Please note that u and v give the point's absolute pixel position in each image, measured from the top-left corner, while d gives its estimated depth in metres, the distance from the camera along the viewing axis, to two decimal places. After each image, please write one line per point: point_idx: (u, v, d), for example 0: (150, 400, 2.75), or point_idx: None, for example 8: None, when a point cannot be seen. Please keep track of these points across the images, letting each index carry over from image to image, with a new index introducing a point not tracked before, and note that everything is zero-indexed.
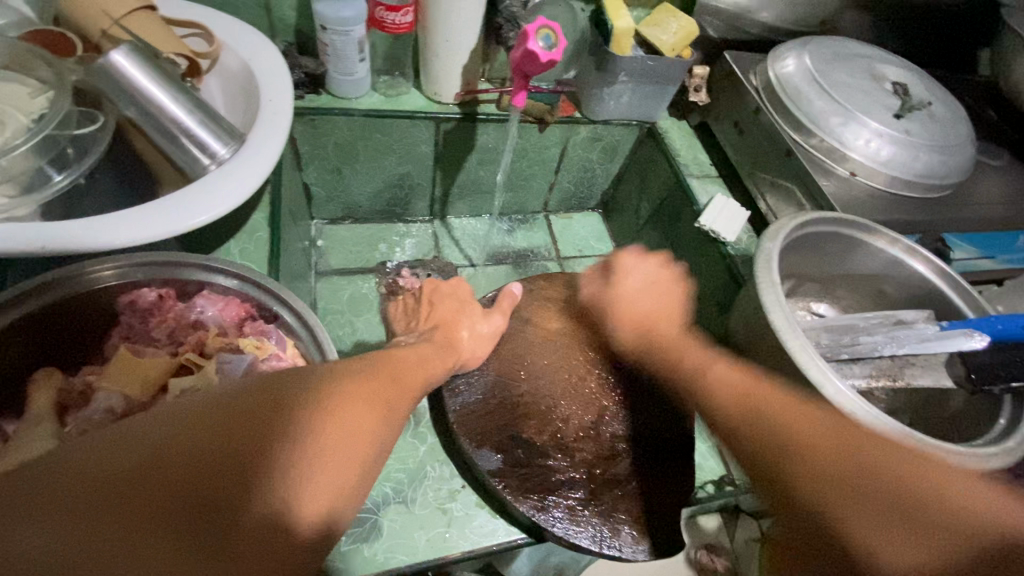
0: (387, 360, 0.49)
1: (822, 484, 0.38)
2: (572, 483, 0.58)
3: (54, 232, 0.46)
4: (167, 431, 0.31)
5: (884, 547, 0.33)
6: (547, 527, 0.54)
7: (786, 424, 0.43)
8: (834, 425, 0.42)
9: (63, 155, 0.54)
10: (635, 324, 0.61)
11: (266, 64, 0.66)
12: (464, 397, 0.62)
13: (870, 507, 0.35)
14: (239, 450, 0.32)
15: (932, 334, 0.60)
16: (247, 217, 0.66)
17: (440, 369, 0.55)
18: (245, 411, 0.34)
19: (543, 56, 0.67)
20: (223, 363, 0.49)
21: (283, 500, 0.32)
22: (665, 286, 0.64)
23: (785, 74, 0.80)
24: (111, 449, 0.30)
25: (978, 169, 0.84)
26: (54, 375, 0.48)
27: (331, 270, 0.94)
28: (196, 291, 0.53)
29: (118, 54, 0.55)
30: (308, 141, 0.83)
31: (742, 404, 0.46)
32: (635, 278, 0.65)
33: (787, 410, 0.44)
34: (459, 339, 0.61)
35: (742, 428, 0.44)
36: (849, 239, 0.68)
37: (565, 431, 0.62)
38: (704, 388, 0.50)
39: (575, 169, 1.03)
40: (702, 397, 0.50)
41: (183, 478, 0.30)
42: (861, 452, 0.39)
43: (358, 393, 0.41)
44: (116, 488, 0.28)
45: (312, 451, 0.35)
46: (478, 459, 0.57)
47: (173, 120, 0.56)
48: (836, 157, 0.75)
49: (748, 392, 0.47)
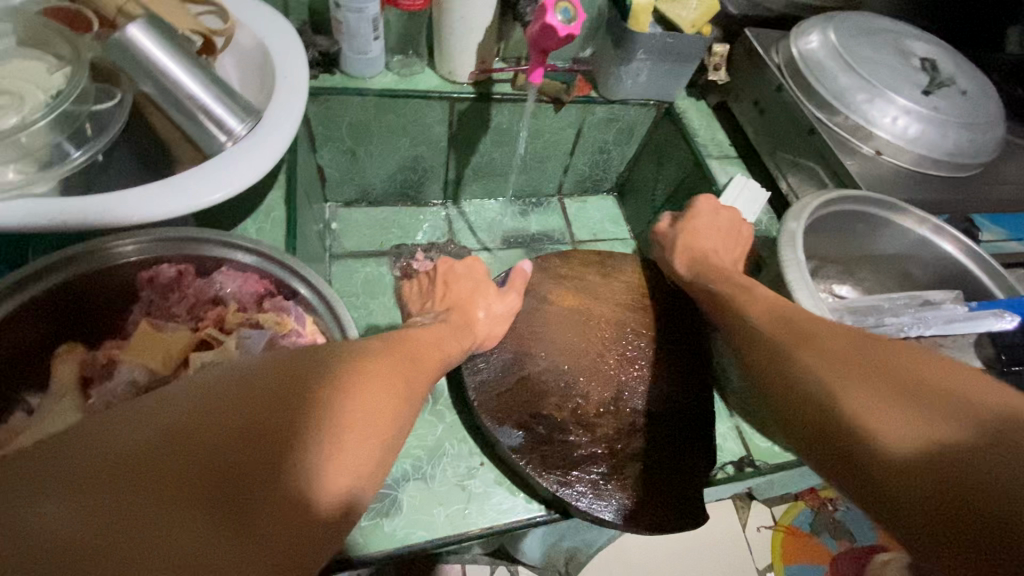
0: (405, 340, 0.48)
1: (823, 377, 0.42)
2: (593, 457, 0.58)
3: (75, 207, 0.46)
4: (188, 410, 0.31)
5: (879, 422, 0.36)
6: (571, 501, 0.54)
7: (806, 337, 0.46)
8: (858, 340, 0.44)
9: (81, 131, 0.54)
10: (691, 260, 0.68)
11: (281, 42, 0.65)
12: (482, 375, 0.62)
13: (867, 386, 0.39)
14: (262, 429, 0.32)
15: (960, 315, 0.59)
16: (263, 197, 0.65)
17: (459, 348, 0.55)
18: (265, 391, 0.34)
19: (562, 30, 0.66)
20: (244, 337, 0.49)
21: (302, 474, 0.32)
22: (734, 231, 0.72)
23: (809, 50, 0.78)
24: (130, 427, 0.29)
25: (1008, 149, 0.81)
26: (78, 349, 0.48)
27: (346, 253, 0.94)
28: (214, 268, 0.52)
29: (136, 28, 0.55)
30: (322, 122, 0.83)
31: (774, 325, 0.50)
32: (703, 216, 0.71)
33: (819, 325, 0.47)
34: (477, 319, 0.61)
35: (774, 338, 0.49)
36: (874, 218, 0.66)
37: (584, 407, 0.62)
38: (746, 305, 0.55)
39: (591, 150, 1.01)
40: (741, 310, 0.55)
41: (205, 455, 0.30)
42: (874, 359, 0.41)
43: (376, 371, 0.41)
44: (139, 463, 0.28)
45: (335, 431, 0.35)
46: (497, 435, 0.57)
47: (188, 96, 0.56)
48: (861, 135, 0.73)
49: (784, 312, 0.51)
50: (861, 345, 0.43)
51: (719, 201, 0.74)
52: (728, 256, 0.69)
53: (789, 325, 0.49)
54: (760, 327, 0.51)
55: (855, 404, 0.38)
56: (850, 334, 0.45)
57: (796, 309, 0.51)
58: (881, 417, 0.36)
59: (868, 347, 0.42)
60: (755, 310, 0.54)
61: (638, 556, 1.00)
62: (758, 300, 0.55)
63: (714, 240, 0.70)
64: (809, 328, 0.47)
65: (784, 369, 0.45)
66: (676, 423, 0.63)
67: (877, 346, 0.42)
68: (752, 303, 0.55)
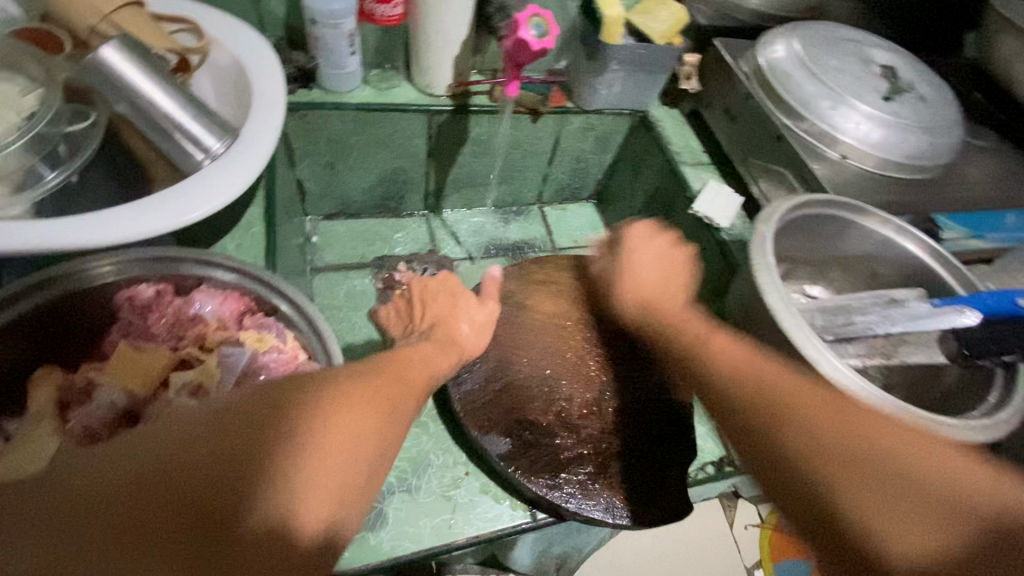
0: (392, 360, 0.49)
1: (807, 438, 0.41)
2: (580, 459, 0.59)
3: (51, 231, 0.46)
4: (171, 440, 0.32)
5: (890, 525, 0.36)
6: (561, 503, 0.55)
7: (780, 400, 0.45)
8: (827, 396, 0.44)
9: (55, 153, 0.54)
10: (635, 301, 0.63)
11: (257, 60, 0.65)
12: (466, 386, 0.62)
13: (862, 470, 0.38)
14: (232, 463, 0.32)
15: (925, 312, 0.60)
16: (242, 213, 0.65)
17: (448, 364, 0.56)
18: (243, 418, 0.34)
19: (535, 44, 0.67)
20: (226, 355, 0.50)
21: (278, 507, 0.32)
22: (675, 258, 0.66)
23: (775, 59, 0.81)
24: (114, 462, 0.31)
25: (967, 151, 0.85)
26: (54, 373, 0.48)
27: (327, 266, 0.95)
28: (193, 286, 0.52)
29: (108, 49, 0.55)
30: (301, 137, 0.83)
31: (748, 387, 0.47)
32: (638, 255, 0.67)
33: (786, 382, 0.46)
34: (459, 332, 0.61)
35: (743, 393, 0.47)
36: (841, 220, 0.68)
37: (568, 409, 0.64)
38: (707, 359, 0.52)
39: (568, 160, 1.03)
40: (705, 366, 0.51)
41: (179, 490, 0.30)
42: (861, 436, 0.40)
43: (359, 397, 0.40)
44: (118, 498, 0.29)
45: (308, 463, 0.34)
46: (483, 442, 0.58)
47: (165, 116, 0.56)
48: (827, 140, 0.76)
49: (745, 364, 0.49)
50: (839, 406, 0.43)
51: (659, 243, 0.68)
52: (672, 296, 0.61)
53: (755, 376, 0.47)
54: (725, 380, 0.49)
55: (853, 500, 0.37)
56: (818, 390, 0.45)
57: (760, 362, 0.49)
58: (887, 518, 0.36)
59: (848, 421, 0.42)
60: (721, 363, 0.51)
61: (626, 559, 1.01)
62: (720, 353, 0.52)
63: (660, 285, 0.63)
64: (774, 381, 0.47)
65: (754, 438, 0.44)
66: (655, 422, 0.65)
67: (851, 410, 0.43)
68: (715, 356, 0.51)
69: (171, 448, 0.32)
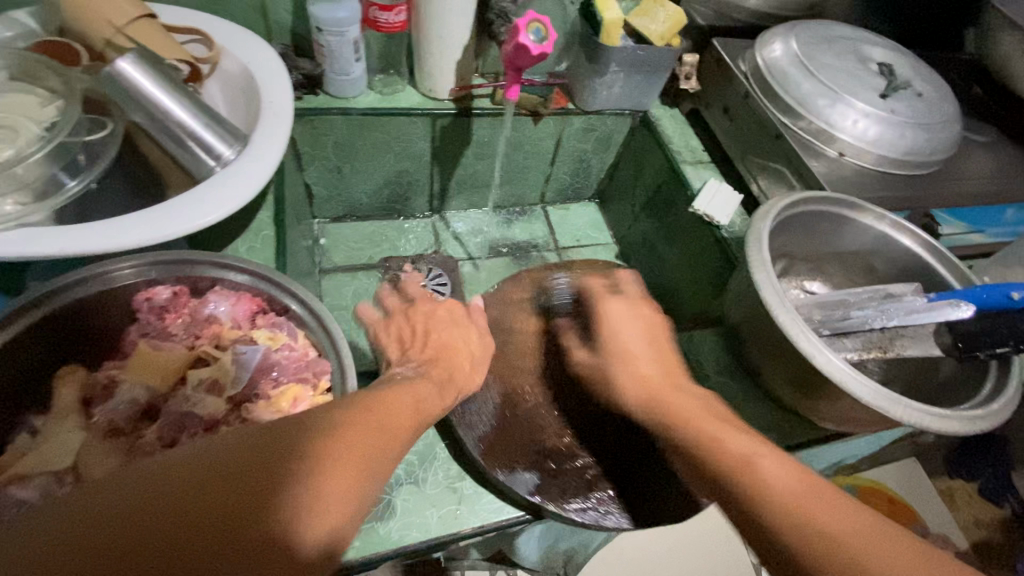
0: (387, 395, 0.44)
1: None
2: (604, 473, 0.61)
3: (74, 236, 0.48)
4: (172, 469, 0.31)
5: None
6: (603, 522, 0.56)
7: (855, 564, 0.34)
8: (909, 551, 0.35)
9: (75, 162, 0.56)
10: (639, 389, 0.51)
11: (266, 68, 0.67)
12: (478, 428, 0.61)
13: None
14: (245, 486, 0.31)
15: (920, 307, 0.61)
16: (252, 215, 0.68)
17: (443, 406, 0.51)
18: (246, 447, 0.33)
19: (534, 49, 0.69)
20: (239, 353, 0.52)
21: (286, 531, 0.31)
22: (661, 335, 0.57)
23: (772, 59, 0.82)
24: (114, 492, 0.30)
25: (965, 146, 0.86)
26: (78, 371, 0.50)
27: (335, 267, 0.97)
28: (208, 287, 0.54)
29: (124, 61, 0.57)
30: (308, 141, 0.85)
31: (818, 546, 0.36)
32: (627, 336, 0.56)
33: (864, 538, 0.36)
34: (458, 369, 0.57)
35: (811, 557, 0.36)
36: (837, 216, 0.70)
37: (574, 428, 0.66)
38: (753, 484, 0.40)
39: (570, 160, 1.04)
40: (751, 498, 0.40)
41: (183, 523, 0.29)
42: None
43: (363, 419, 0.40)
44: (120, 532, 0.28)
45: (320, 484, 0.34)
46: (511, 485, 0.57)
47: (178, 125, 0.58)
48: (824, 138, 0.77)
49: (804, 499, 0.38)
50: None
51: (637, 309, 0.59)
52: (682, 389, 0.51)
53: (824, 527, 0.36)
54: (779, 526, 0.37)
55: None
56: (904, 551, 0.35)
57: (821, 494, 0.38)
58: None
59: None
60: (776, 493, 0.39)
61: (631, 553, 1.02)
62: (770, 478, 0.40)
63: (658, 367, 0.53)
64: (851, 541, 0.35)
65: None
66: None
67: None
68: (766, 484, 0.40)
69: (173, 479, 0.31)
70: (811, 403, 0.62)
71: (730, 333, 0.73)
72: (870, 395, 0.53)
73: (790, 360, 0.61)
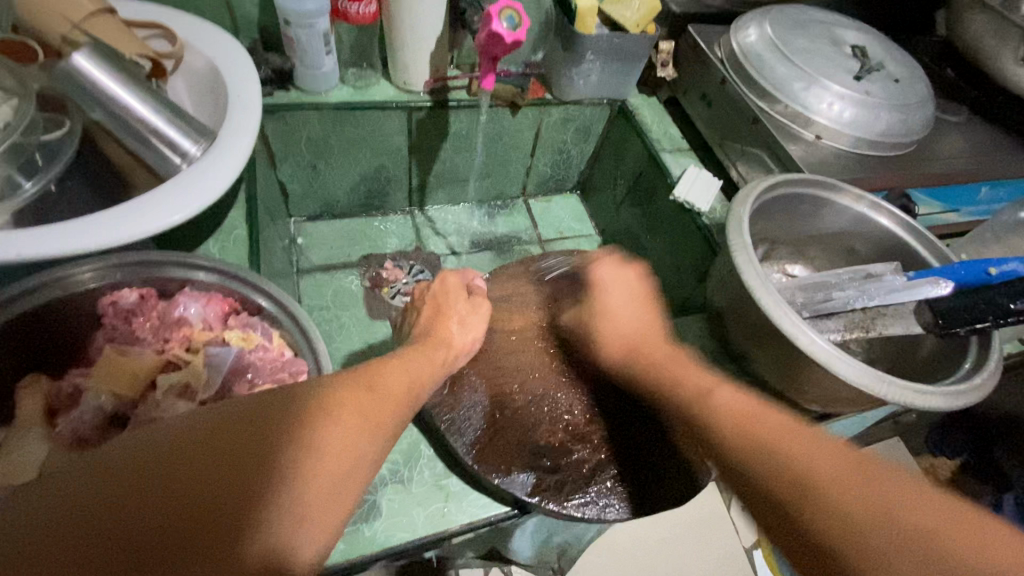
0: (373, 367, 0.44)
1: (829, 506, 0.36)
2: (602, 466, 0.60)
3: (30, 240, 0.46)
4: (163, 451, 0.31)
5: None
6: (604, 514, 0.56)
7: (777, 446, 0.39)
8: (849, 457, 0.38)
9: (32, 162, 0.55)
10: (620, 345, 0.55)
11: (232, 63, 0.65)
12: (467, 436, 0.58)
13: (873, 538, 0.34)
14: (236, 480, 0.31)
15: (900, 285, 0.62)
16: (224, 216, 0.66)
17: (436, 371, 0.51)
18: (236, 432, 0.33)
19: (507, 37, 0.68)
20: (211, 354, 0.50)
21: (270, 529, 0.31)
22: (652, 302, 0.59)
23: (747, 44, 0.82)
24: (107, 473, 0.30)
25: (939, 127, 0.87)
26: (41, 380, 0.48)
27: (313, 267, 0.95)
28: (177, 289, 0.53)
29: (80, 56, 0.55)
30: (281, 139, 0.83)
31: (740, 439, 0.41)
32: (614, 296, 0.59)
33: (800, 439, 0.40)
34: (452, 332, 0.58)
35: (740, 452, 0.41)
36: (816, 199, 0.70)
37: (571, 422, 0.63)
38: (702, 405, 0.45)
39: (551, 151, 1.04)
40: (700, 422, 0.45)
41: (172, 508, 0.29)
42: (885, 501, 0.35)
43: (356, 405, 0.39)
44: (112, 512, 0.28)
45: (301, 487, 0.33)
46: (507, 486, 0.55)
47: (140, 121, 0.56)
48: (801, 121, 0.77)
49: (759, 416, 0.42)
50: (862, 463, 0.38)
51: (632, 273, 0.62)
52: (657, 338, 0.55)
53: (759, 439, 0.40)
54: (721, 436, 0.42)
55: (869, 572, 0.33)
56: (839, 444, 0.40)
57: (765, 411, 0.43)
58: None
59: (868, 482, 0.36)
60: (721, 409, 0.44)
61: (628, 546, 1.02)
62: (719, 401, 0.45)
63: (639, 328, 0.56)
64: (787, 441, 0.40)
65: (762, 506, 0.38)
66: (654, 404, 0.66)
67: (870, 468, 0.37)
68: (714, 405, 0.45)
69: (167, 459, 0.31)
70: (795, 385, 0.62)
71: (714, 318, 0.72)
72: (852, 371, 0.53)
73: (768, 340, 0.61)
